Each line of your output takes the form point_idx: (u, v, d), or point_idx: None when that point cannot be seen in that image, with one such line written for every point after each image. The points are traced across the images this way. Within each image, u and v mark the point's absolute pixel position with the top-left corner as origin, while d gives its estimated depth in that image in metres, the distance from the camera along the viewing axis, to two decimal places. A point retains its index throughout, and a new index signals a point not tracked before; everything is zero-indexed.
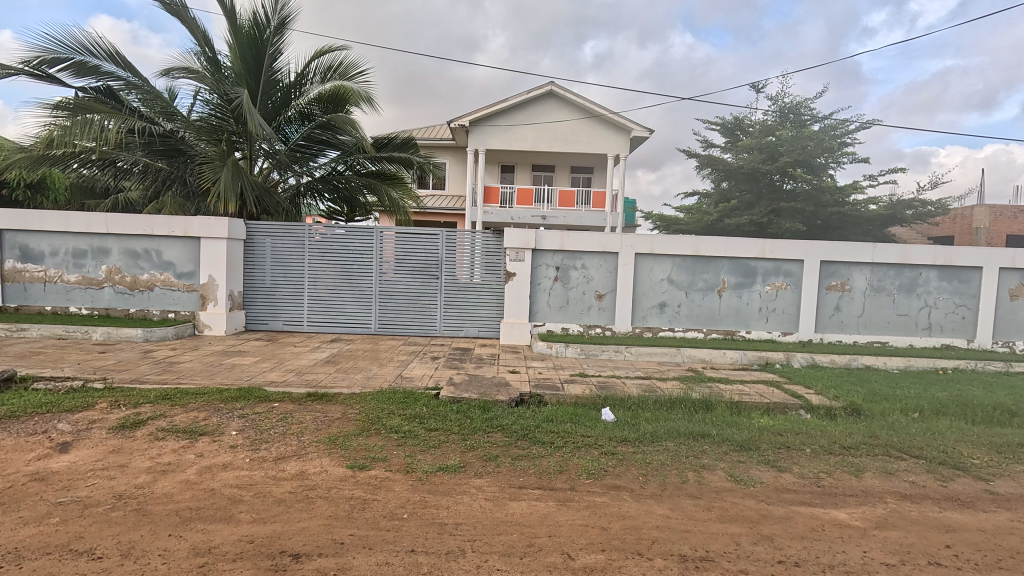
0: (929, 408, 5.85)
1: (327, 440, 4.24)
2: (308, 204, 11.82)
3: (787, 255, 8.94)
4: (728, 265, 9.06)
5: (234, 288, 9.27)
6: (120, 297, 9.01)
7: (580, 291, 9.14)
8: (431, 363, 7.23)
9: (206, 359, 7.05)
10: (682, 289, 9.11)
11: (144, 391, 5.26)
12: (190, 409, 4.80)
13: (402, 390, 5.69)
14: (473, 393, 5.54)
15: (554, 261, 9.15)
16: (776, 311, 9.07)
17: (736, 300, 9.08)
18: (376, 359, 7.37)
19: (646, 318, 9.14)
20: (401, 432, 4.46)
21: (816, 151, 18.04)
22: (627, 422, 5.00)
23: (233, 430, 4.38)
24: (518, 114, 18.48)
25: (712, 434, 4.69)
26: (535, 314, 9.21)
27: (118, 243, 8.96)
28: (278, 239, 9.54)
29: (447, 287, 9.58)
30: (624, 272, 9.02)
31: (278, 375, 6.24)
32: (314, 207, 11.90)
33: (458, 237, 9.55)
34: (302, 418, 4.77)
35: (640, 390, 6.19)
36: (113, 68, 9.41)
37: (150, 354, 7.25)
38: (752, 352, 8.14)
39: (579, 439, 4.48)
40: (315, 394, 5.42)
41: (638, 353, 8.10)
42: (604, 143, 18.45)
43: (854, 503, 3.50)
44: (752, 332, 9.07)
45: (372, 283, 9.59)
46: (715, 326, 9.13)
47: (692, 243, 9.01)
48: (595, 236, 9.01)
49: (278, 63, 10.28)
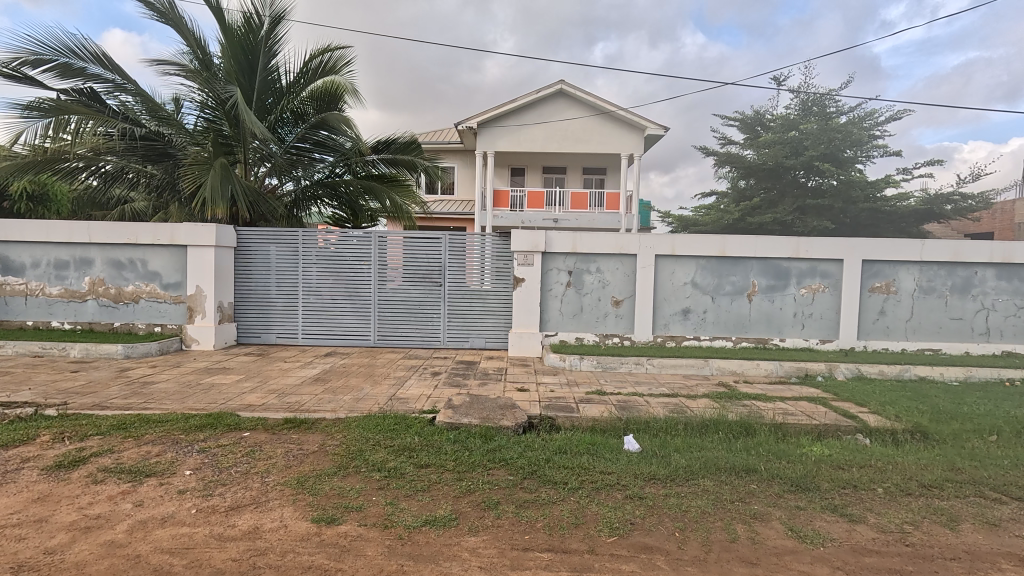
0: (1012, 431, 4.95)
1: (294, 482, 3.54)
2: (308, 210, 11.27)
3: (823, 253, 8.10)
4: (757, 266, 8.23)
5: (224, 299, 8.68)
6: (104, 310, 8.47)
7: (595, 298, 8.37)
8: (430, 380, 6.50)
9: (183, 378, 6.39)
10: (707, 293, 8.28)
11: (99, 420, 4.62)
12: (143, 442, 4.14)
13: (393, 414, 4.96)
14: (474, 417, 4.79)
15: (566, 264, 8.40)
16: (813, 316, 8.21)
17: (767, 305, 8.23)
18: (370, 376, 6.66)
19: (668, 326, 8.33)
20: (385, 470, 3.75)
21: (844, 143, 17.05)
22: (654, 453, 4.23)
23: (186, 471, 3.70)
24: (527, 113, 17.81)
25: (759, 469, 3.89)
26: (546, 323, 8.45)
27: (101, 253, 8.44)
28: (272, 246, 8.95)
29: (451, 294, 8.89)
30: (644, 275, 8.25)
31: (257, 397, 5.55)
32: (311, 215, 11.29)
33: (462, 241, 8.87)
34: (272, 452, 4.06)
35: (668, 411, 5.37)
36: (99, 71, 8.98)
37: (125, 373, 6.63)
38: (790, 363, 7.28)
39: (597, 477, 3.72)
40: (293, 421, 4.73)
41: (661, 365, 7.33)
42: (617, 142, 17.68)
43: (961, 572, 2.67)
44: (787, 340, 8.20)
45: (371, 292, 8.94)
46: (745, 333, 8.27)
47: (718, 242, 8.18)
48: (610, 236, 8.25)
49: (273, 62, 9.83)
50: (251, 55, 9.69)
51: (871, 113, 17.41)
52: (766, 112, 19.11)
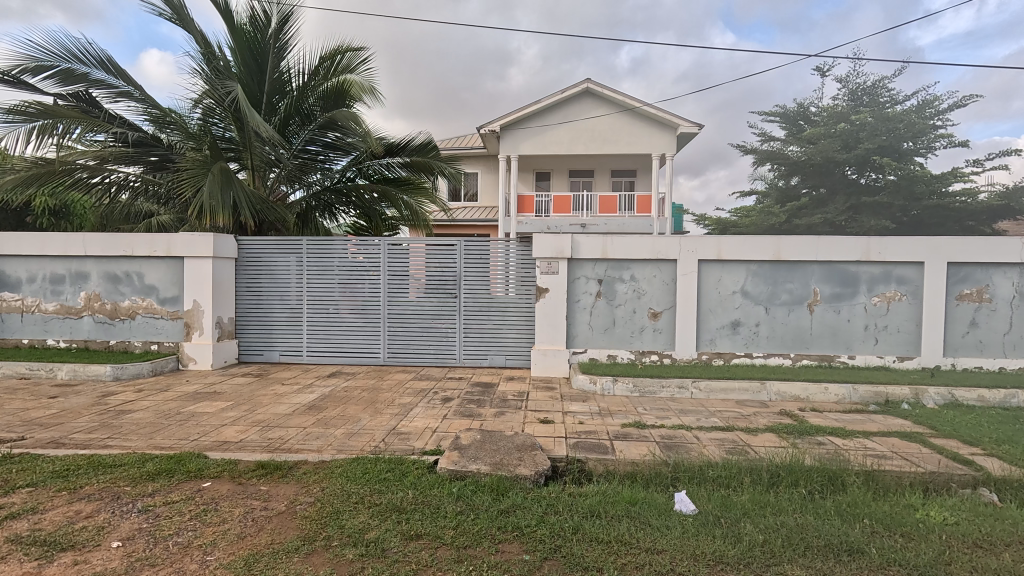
0: None
1: (240, 564, 2.69)
2: (324, 219, 10.65)
3: (899, 256, 6.91)
4: (819, 272, 7.09)
5: (224, 314, 8.03)
6: (99, 327, 7.95)
7: (629, 310, 7.37)
8: (440, 408, 5.63)
9: (164, 406, 5.68)
10: (760, 303, 7.17)
11: (42, 463, 3.90)
12: (77, 498, 3.38)
13: (387, 458, 4.11)
14: (485, 463, 3.88)
15: (595, 272, 7.43)
16: (887, 329, 7.00)
17: (832, 316, 7.08)
18: (372, 403, 5.83)
19: (714, 342, 7.25)
20: (362, 544, 2.88)
21: (904, 134, 15.52)
22: (717, 518, 3.24)
23: (113, 542, 2.90)
24: (551, 114, 16.96)
25: (869, 550, 2.84)
26: (573, 338, 7.48)
27: (97, 266, 7.93)
28: (274, 257, 8.30)
29: (468, 307, 8.04)
30: (685, 284, 7.21)
31: (236, 431, 4.79)
32: (330, 224, 10.71)
33: (480, 248, 8.02)
34: (227, 514, 3.23)
35: (725, 453, 4.35)
36: (103, 76, 8.56)
37: (104, 399, 5.98)
38: (866, 388, 6.11)
39: (643, 561, 2.75)
40: (267, 466, 3.92)
41: (709, 390, 6.27)
42: (649, 141, 16.60)
43: None
44: (857, 358, 7.01)
45: (381, 306, 8.17)
46: (807, 350, 7.12)
47: (772, 245, 7.07)
48: (645, 239, 7.26)
49: (283, 65, 9.36)
50: (260, 58, 9.24)
51: (932, 101, 15.87)
52: (811, 105, 17.77)
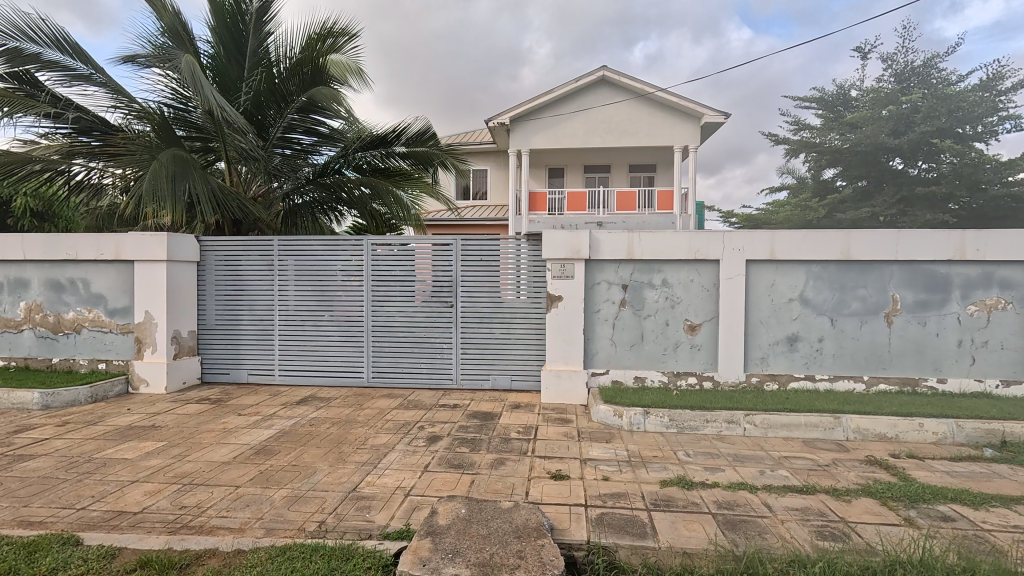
0: None
1: None
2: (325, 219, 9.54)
3: (1005, 253, 5.48)
4: (899, 274, 5.69)
5: (182, 327, 6.90)
6: (42, 343, 6.87)
7: (660, 322, 6.05)
8: (423, 454, 4.37)
9: (77, 449, 4.52)
10: (825, 313, 5.80)
11: None
12: None
13: (331, 548, 2.85)
14: (467, 565, 2.60)
15: (619, 276, 6.13)
16: (988, 345, 5.58)
17: (916, 329, 5.67)
18: (340, 445, 4.61)
19: (766, 361, 5.90)
20: None
21: (963, 117, 13.94)
22: None
23: None
24: (565, 104, 15.68)
25: None
26: (593, 356, 6.18)
27: (38, 272, 6.84)
28: (242, 259, 7.15)
29: (467, 319, 6.80)
30: (730, 289, 5.87)
31: (145, 493, 3.58)
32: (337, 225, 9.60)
33: (482, 249, 6.78)
34: None
35: (818, 537, 3.03)
36: (56, 57, 7.45)
37: (11, 438, 4.83)
38: (976, 424, 4.70)
39: None
40: (151, 565, 2.69)
41: (767, 426, 4.93)
42: (672, 131, 15.19)
43: None
44: (949, 382, 5.59)
45: (365, 317, 6.97)
46: (884, 372, 5.72)
47: (839, 241, 5.72)
48: (680, 236, 5.95)
49: (261, 45, 8.25)
50: (237, 36, 8.11)
51: (993, 81, 14.26)
52: (852, 89, 16.24)
